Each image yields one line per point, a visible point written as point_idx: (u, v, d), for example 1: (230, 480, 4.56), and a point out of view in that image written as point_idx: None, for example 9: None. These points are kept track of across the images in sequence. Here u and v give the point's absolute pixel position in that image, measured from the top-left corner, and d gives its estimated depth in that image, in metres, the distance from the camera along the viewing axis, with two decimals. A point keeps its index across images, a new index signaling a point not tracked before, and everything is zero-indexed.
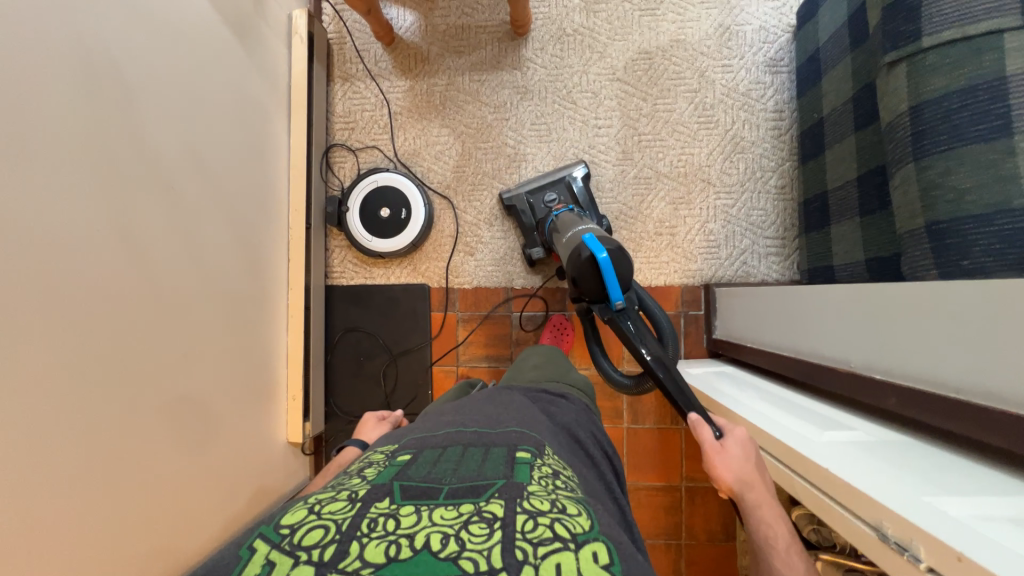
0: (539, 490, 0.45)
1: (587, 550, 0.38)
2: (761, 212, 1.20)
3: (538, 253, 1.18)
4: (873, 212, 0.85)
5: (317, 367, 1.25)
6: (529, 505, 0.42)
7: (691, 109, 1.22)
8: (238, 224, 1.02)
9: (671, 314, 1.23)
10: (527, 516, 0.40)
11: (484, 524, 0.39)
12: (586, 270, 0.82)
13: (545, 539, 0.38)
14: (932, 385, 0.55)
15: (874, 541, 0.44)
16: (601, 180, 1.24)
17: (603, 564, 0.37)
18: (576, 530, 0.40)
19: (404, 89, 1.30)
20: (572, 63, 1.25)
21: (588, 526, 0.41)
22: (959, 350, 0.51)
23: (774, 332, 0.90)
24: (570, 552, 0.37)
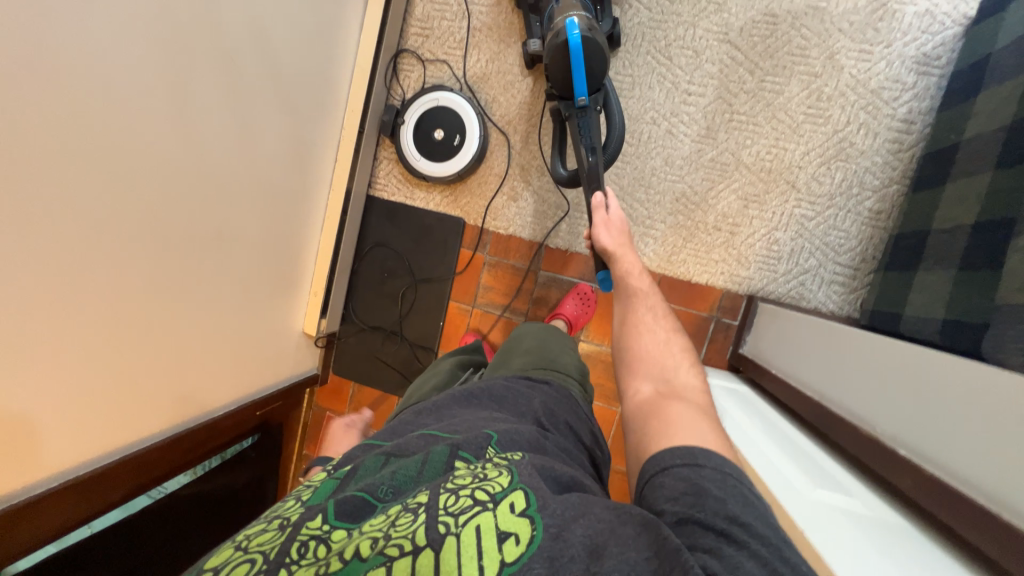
0: (464, 470, 0.49)
1: (506, 505, 0.42)
2: (841, 233, 1.05)
3: (535, 46, 1.09)
4: (975, 270, 0.72)
5: (343, 272, 1.30)
6: (450, 485, 0.45)
7: (802, 97, 1.05)
8: (293, 114, 1.02)
9: (702, 316, 1.15)
10: (449, 492, 0.44)
11: (408, 513, 0.42)
12: (557, 54, 0.90)
13: (465, 508, 0.42)
14: (966, 487, 0.48)
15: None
16: (672, 154, 1.12)
17: (520, 512, 0.42)
18: (497, 492, 0.44)
19: (490, 3, 1.19)
20: (681, 10, 1.09)
21: (507, 482, 0.45)
22: (1002, 458, 0.44)
23: (806, 369, 0.82)
24: (489, 513, 0.41)
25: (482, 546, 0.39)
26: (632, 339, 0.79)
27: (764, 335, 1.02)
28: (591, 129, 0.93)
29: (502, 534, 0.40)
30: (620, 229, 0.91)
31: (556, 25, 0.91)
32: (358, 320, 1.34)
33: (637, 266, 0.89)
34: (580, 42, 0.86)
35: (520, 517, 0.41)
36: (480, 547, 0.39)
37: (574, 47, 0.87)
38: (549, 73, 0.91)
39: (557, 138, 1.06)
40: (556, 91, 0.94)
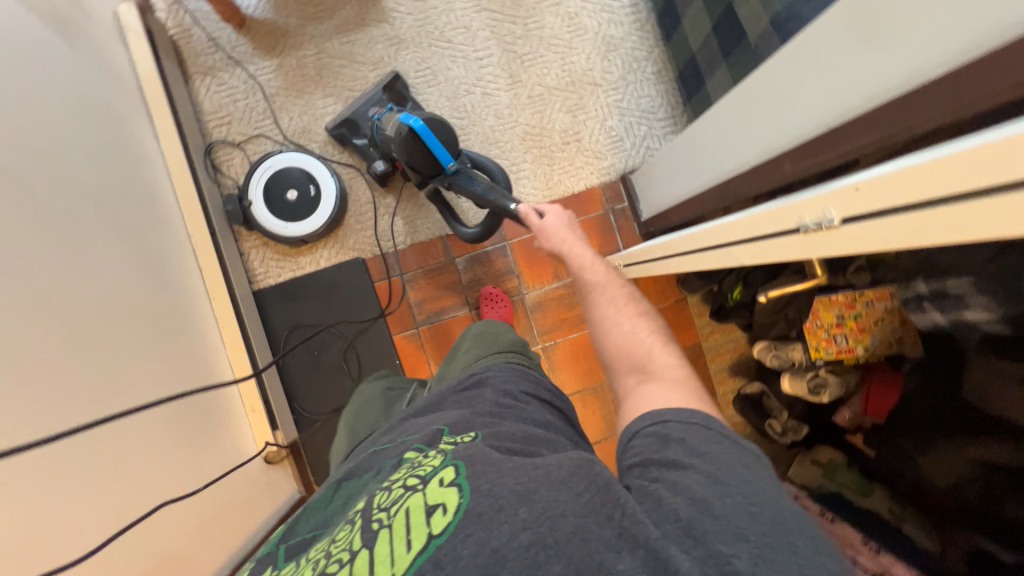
0: (402, 469, 0.55)
1: (434, 482, 0.49)
2: (648, 96, 1.28)
3: (382, 165, 1.15)
4: (733, 54, 0.95)
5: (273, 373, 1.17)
6: (390, 484, 0.53)
7: (559, 22, 1.28)
8: (128, 235, 0.93)
9: (600, 214, 1.29)
10: (384, 492, 0.51)
11: (348, 527, 0.49)
12: (409, 146, 0.94)
13: (399, 496, 0.49)
14: (806, 136, 0.61)
15: (782, 242, 0.49)
16: (498, 108, 1.27)
17: (447, 483, 0.48)
18: (428, 472, 0.51)
19: (274, 68, 1.23)
20: (435, 2, 1.26)
21: (438, 463, 0.53)
22: (807, 94, 0.59)
23: (689, 178, 0.97)
24: (420, 495, 0.48)
25: (410, 526, 0.45)
26: (601, 336, 0.77)
27: (649, 195, 1.19)
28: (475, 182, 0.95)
29: (431, 507, 0.46)
30: (558, 231, 0.88)
31: (396, 126, 0.96)
32: (315, 414, 1.22)
33: (587, 257, 0.85)
34: (423, 126, 0.91)
35: (447, 487, 0.48)
36: (409, 527, 0.45)
37: (421, 131, 0.91)
38: (407, 161, 0.95)
39: (447, 208, 1.06)
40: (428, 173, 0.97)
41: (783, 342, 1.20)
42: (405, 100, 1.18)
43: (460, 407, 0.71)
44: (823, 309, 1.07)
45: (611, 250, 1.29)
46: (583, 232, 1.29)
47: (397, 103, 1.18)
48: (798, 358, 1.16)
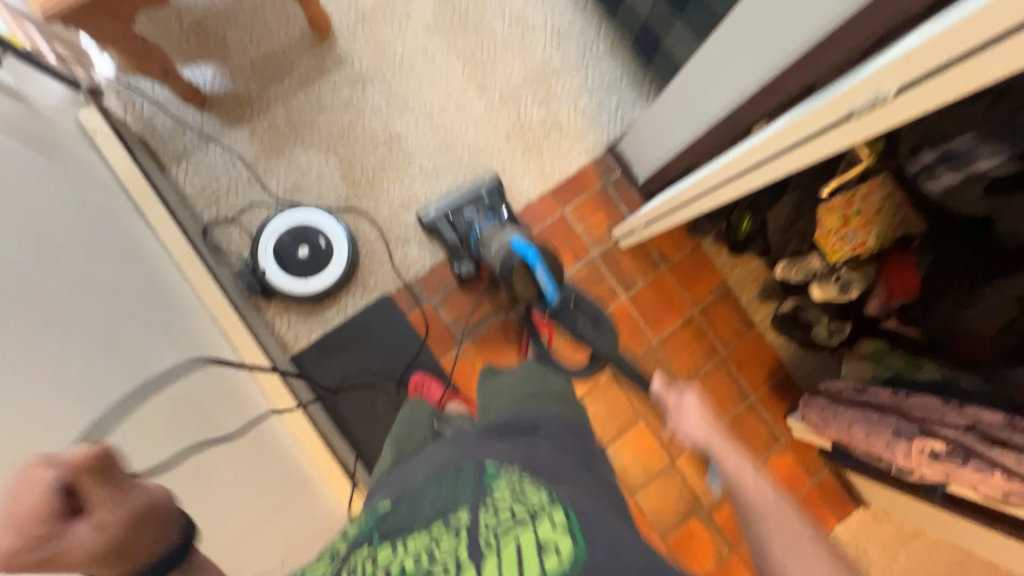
0: (503, 491, 0.53)
1: (543, 521, 0.48)
2: (609, 70, 1.35)
3: (469, 268, 1.18)
4: (686, 5, 1.03)
5: (335, 432, 1.14)
6: (493, 506, 0.51)
7: (508, 24, 1.34)
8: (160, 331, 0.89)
9: (599, 189, 1.33)
10: (489, 514, 0.50)
11: (450, 536, 0.48)
12: (518, 270, 1.04)
13: (506, 527, 0.48)
14: (802, 46, 0.67)
15: (836, 133, 0.54)
16: (476, 117, 1.30)
17: (558, 529, 0.47)
18: (535, 510, 0.50)
19: (248, 136, 1.22)
20: (387, 34, 1.29)
21: (544, 503, 0.51)
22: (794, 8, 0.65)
23: (682, 125, 1.02)
24: (530, 530, 0.47)
25: (521, 561, 0.44)
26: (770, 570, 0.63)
27: (642, 158, 1.24)
28: (561, 306, 1.03)
29: (543, 547, 0.45)
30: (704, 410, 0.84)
31: (502, 244, 1.07)
32: None
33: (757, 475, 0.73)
34: (528, 248, 1.03)
35: (559, 533, 0.46)
36: (520, 562, 0.44)
37: (528, 256, 1.01)
38: (511, 281, 1.06)
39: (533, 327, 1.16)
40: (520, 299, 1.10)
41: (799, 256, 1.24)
42: (498, 206, 1.22)
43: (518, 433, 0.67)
44: (829, 215, 1.09)
45: (619, 218, 1.33)
46: (589, 210, 1.32)
47: (485, 208, 1.21)
48: (817, 267, 1.20)
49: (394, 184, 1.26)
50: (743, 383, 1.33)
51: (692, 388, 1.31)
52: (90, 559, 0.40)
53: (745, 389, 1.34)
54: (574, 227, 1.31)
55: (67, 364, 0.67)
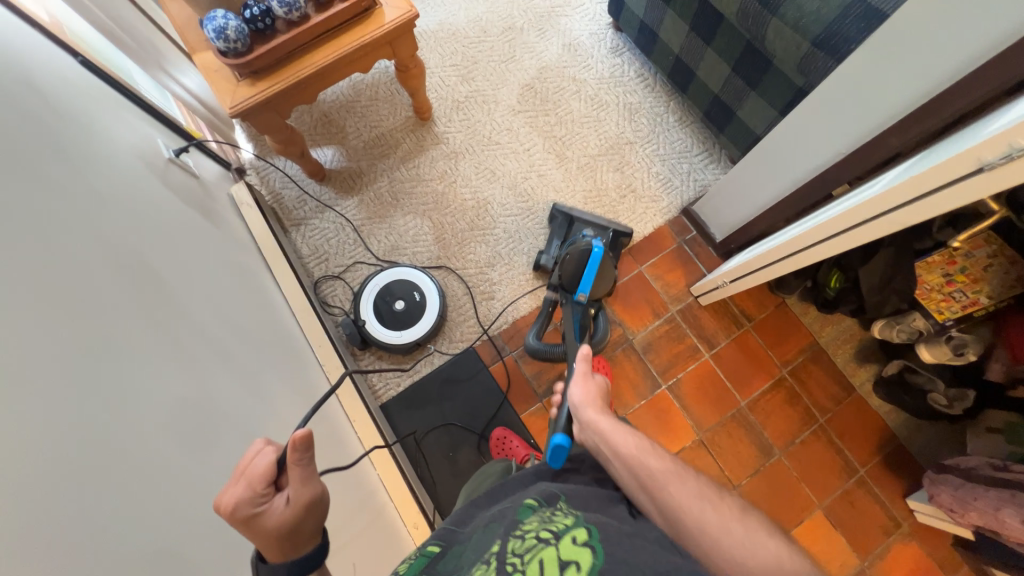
0: (530, 520, 0.55)
1: (566, 538, 0.50)
2: (679, 139, 1.44)
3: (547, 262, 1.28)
4: (760, 82, 1.11)
5: (419, 483, 1.14)
6: (519, 530, 0.53)
7: (583, 105, 1.49)
8: (281, 374, 0.98)
9: (674, 247, 1.37)
10: (517, 538, 0.52)
11: (484, 564, 0.50)
12: (580, 254, 1.08)
13: (532, 546, 0.50)
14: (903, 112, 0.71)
15: (959, 189, 0.55)
16: (555, 184, 1.42)
17: (579, 542, 0.50)
18: (558, 529, 0.53)
19: (357, 204, 1.40)
20: (478, 117, 1.47)
21: (567, 522, 0.54)
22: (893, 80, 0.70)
23: (766, 187, 1.06)
24: (553, 547, 0.49)
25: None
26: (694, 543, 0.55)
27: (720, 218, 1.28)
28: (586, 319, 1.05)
29: (566, 562, 0.47)
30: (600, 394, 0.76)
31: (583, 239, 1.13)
32: None
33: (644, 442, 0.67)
34: (598, 254, 1.06)
35: (580, 546, 0.49)
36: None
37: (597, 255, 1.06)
38: (565, 262, 1.08)
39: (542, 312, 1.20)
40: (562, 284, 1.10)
41: (901, 315, 1.17)
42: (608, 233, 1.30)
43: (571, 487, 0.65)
44: (926, 270, 1.09)
45: (697, 275, 1.34)
46: (666, 267, 1.35)
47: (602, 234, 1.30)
48: (923, 325, 1.13)
49: (481, 244, 1.37)
50: (849, 454, 1.22)
51: (790, 457, 1.22)
52: (277, 528, 0.50)
53: (852, 462, 1.21)
54: (651, 284, 1.34)
55: (221, 400, 0.75)
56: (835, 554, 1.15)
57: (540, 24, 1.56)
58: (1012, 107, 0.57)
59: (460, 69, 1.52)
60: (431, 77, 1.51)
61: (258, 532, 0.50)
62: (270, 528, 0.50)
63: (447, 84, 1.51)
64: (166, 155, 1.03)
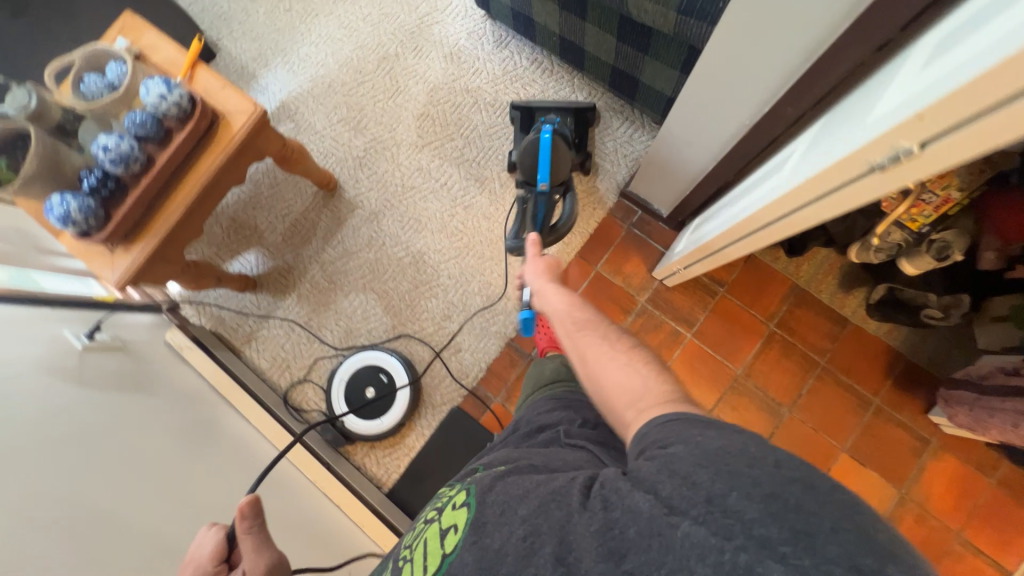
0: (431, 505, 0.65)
1: (448, 510, 0.59)
2: (596, 117, 1.33)
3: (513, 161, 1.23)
4: (650, 46, 0.99)
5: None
6: (423, 519, 0.63)
7: (486, 115, 1.38)
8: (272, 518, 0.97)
9: (624, 234, 1.28)
10: (420, 525, 0.62)
11: (401, 557, 0.60)
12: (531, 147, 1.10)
13: (427, 527, 0.59)
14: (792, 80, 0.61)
15: (862, 189, 0.47)
16: (484, 210, 1.34)
17: (456, 506, 0.58)
18: (446, 501, 0.62)
19: (297, 301, 1.35)
20: (384, 167, 1.38)
21: (454, 490, 0.63)
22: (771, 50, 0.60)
23: (689, 167, 0.96)
24: (438, 523, 0.58)
25: (436, 548, 0.55)
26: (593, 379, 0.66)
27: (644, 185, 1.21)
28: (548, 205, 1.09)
29: (446, 529, 0.56)
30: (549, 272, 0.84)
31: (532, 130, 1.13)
32: None
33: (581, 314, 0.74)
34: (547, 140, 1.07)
35: (455, 511, 0.57)
36: (435, 549, 0.55)
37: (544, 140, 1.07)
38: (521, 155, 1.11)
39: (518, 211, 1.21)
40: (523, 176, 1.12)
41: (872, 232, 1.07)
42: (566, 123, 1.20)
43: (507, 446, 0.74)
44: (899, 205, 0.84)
45: (655, 256, 1.27)
46: (621, 259, 1.28)
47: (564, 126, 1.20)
48: (899, 237, 1.02)
49: (431, 299, 1.32)
50: (860, 388, 1.17)
51: (800, 409, 1.18)
52: None
53: (865, 395, 1.17)
54: (612, 281, 1.27)
55: None
56: (871, 492, 1.13)
57: (415, 43, 1.43)
58: (898, 71, 0.48)
59: (349, 121, 1.42)
60: (323, 141, 1.41)
61: None
62: None
63: (341, 142, 1.41)
64: (80, 346, 0.99)
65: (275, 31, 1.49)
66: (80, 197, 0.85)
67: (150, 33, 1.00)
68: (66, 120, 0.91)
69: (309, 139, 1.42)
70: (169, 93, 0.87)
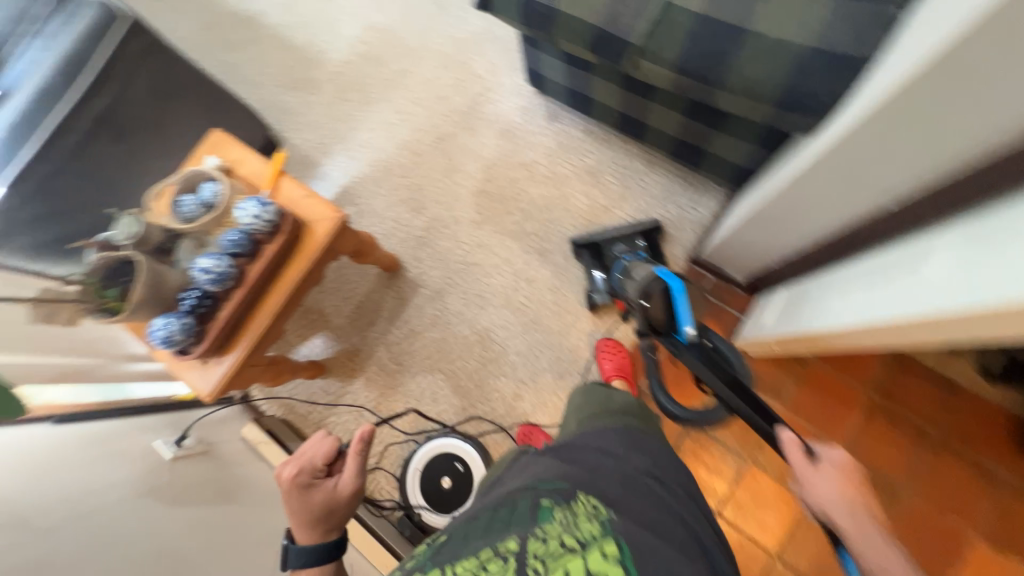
0: (550, 522, 0.50)
1: (594, 549, 0.47)
2: (656, 184, 1.31)
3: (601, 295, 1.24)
4: (725, 123, 0.98)
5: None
6: (539, 529, 0.49)
7: (543, 187, 1.38)
8: None
9: (698, 302, 1.24)
10: (539, 539, 0.48)
11: (498, 558, 0.47)
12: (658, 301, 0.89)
13: (561, 553, 0.47)
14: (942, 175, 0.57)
15: None
16: (550, 284, 1.32)
17: (609, 557, 0.47)
18: (585, 534, 0.49)
19: (365, 385, 1.34)
20: (445, 245, 1.39)
21: (594, 528, 0.50)
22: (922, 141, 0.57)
23: (784, 241, 0.92)
24: (580, 558, 0.47)
25: None
26: None
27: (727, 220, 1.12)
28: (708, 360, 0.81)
29: None
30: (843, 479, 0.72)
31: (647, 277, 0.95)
32: None
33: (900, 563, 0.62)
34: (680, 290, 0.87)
35: (610, 564, 0.46)
36: None
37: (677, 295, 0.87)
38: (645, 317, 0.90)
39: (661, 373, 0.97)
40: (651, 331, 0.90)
41: None
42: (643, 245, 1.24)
43: (583, 479, 0.59)
44: None
45: (734, 324, 1.21)
46: None
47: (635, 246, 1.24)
48: None
49: (501, 378, 1.28)
50: (986, 463, 1.06)
51: (919, 488, 1.07)
52: (322, 503, 0.75)
53: (993, 471, 1.05)
54: None
55: None
56: None
57: (468, 123, 1.47)
58: None
59: (408, 201, 1.44)
60: (384, 223, 1.44)
61: (310, 498, 0.75)
62: (318, 500, 0.75)
63: (401, 223, 1.43)
64: (169, 455, 0.99)
65: (333, 122, 1.57)
66: (179, 317, 0.87)
67: (236, 148, 1.05)
68: (164, 241, 0.94)
69: (370, 223, 1.45)
70: (261, 212, 0.90)
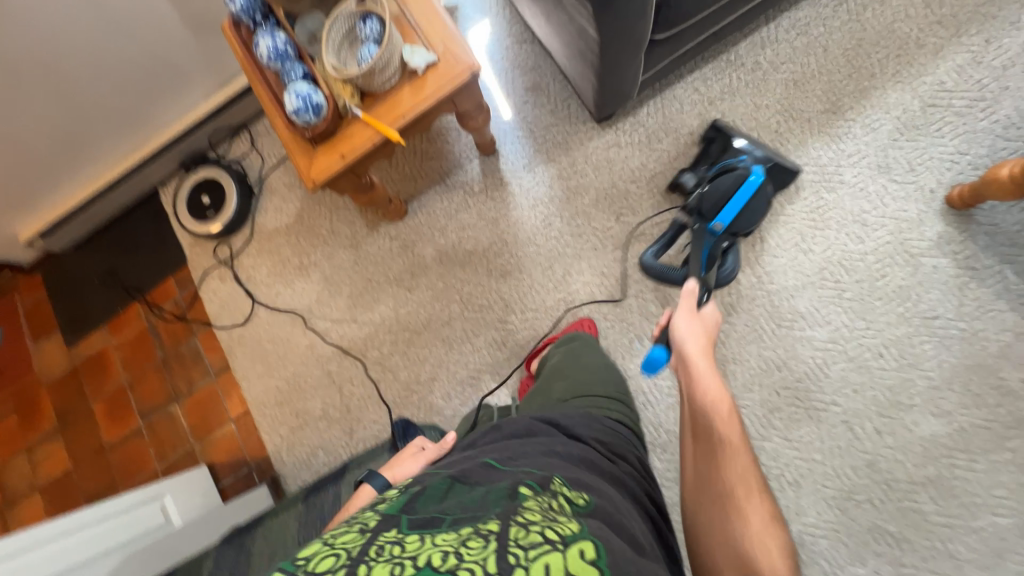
0: (535, 507, 0.44)
1: (573, 550, 0.38)
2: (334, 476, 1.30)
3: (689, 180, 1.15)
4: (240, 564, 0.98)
5: (76, 233, 1.52)
6: (521, 518, 0.41)
7: (403, 384, 1.32)
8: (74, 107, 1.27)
9: (243, 459, 1.39)
10: (520, 526, 0.40)
11: (480, 539, 0.39)
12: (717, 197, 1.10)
13: (535, 543, 0.37)
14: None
15: None
16: (317, 344, 1.39)
17: (590, 560, 0.37)
18: (566, 533, 0.40)
19: None
20: (398, 266, 1.37)
21: (576, 528, 0.41)
22: None
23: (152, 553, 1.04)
24: (558, 552, 0.37)
25: None
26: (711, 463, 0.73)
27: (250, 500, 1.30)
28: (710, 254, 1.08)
29: None
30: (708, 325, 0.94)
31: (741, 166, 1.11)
32: (71, 255, 1.56)
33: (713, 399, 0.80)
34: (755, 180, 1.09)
35: (590, 565, 0.37)
36: None
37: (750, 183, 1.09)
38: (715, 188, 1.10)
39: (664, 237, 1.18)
40: (697, 208, 1.10)
41: None
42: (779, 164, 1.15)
43: (514, 453, 0.61)
44: None
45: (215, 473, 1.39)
46: (227, 444, 1.41)
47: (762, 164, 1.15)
48: None
49: (267, 270, 1.45)
50: None
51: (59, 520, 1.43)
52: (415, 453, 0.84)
53: None
54: (214, 430, 1.42)
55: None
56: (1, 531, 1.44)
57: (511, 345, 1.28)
58: None
59: (459, 245, 1.33)
60: (445, 214, 1.35)
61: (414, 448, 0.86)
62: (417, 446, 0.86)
63: (438, 232, 1.35)
64: None
65: (598, 193, 1.27)
66: (244, 13, 0.90)
67: (438, 84, 0.89)
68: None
69: (454, 201, 1.34)
70: (293, 109, 0.87)
